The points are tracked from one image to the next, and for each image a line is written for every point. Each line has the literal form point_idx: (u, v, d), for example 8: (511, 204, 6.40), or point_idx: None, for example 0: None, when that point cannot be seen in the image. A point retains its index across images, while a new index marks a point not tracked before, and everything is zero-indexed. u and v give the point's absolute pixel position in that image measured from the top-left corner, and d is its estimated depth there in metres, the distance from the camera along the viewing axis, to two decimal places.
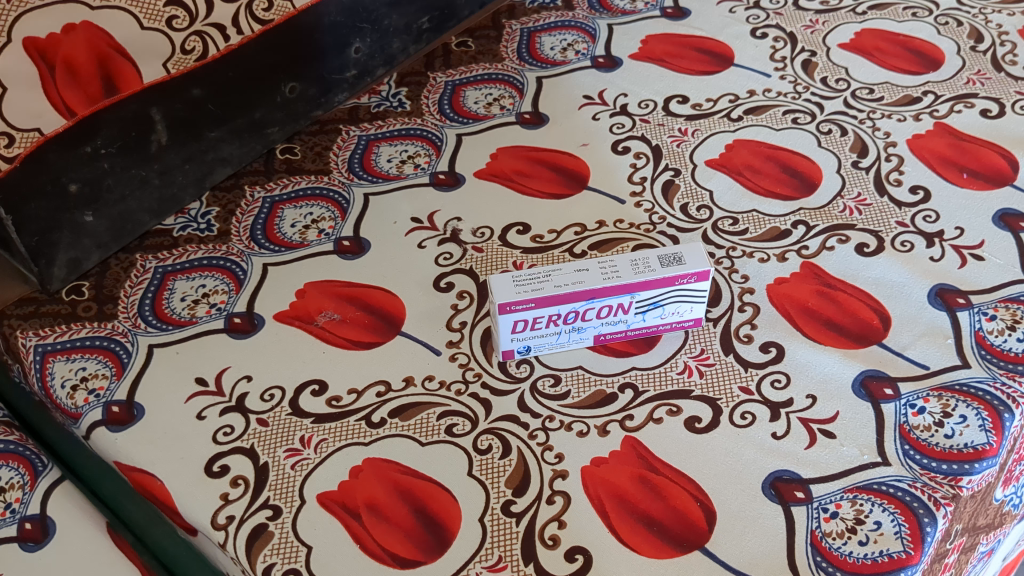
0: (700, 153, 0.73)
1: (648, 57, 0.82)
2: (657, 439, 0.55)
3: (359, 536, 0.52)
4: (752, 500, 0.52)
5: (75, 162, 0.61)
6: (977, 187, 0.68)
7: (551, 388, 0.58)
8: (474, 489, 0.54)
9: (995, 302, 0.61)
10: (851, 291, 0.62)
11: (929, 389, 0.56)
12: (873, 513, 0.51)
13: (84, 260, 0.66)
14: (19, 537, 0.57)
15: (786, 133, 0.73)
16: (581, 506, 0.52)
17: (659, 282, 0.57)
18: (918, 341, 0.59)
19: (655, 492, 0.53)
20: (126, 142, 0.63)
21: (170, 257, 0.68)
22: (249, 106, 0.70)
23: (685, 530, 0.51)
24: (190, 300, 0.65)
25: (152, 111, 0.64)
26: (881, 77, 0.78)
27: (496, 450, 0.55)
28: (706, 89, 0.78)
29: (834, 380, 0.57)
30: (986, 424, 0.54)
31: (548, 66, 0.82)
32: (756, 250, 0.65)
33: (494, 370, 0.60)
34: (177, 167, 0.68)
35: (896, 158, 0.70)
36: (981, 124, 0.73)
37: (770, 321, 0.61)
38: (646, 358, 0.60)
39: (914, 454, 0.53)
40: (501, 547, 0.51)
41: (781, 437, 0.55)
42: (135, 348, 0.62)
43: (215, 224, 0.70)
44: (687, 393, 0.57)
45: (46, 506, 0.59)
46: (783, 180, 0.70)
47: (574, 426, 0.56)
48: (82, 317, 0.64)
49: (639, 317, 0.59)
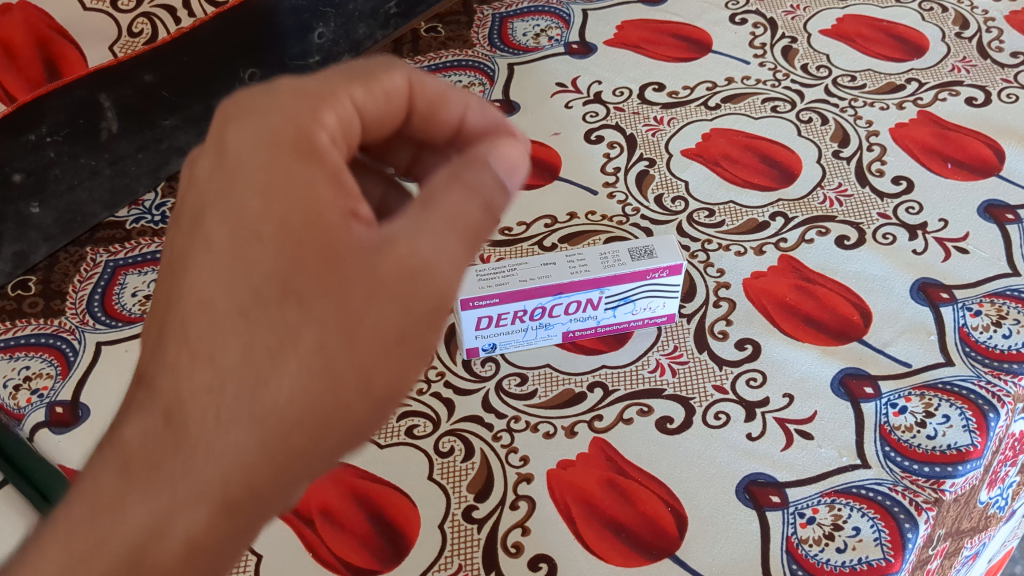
0: (676, 142, 0.70)
1: (623, 43, 0.79)
2: (627, 440, 0.53)
3: (312, 544, 0.49)
4: (726, 504, 0.49)
5: (20, 151, 0.58)
6: (962, 177, 0.65)
7: (517, 388, 0.56)
8: (433, 494, 0.51)
9: (980, 297, 0.58)
10: (831, 285, 0.60)
11: (911, 388, 0.54)
12: (852, 519, 0.48)
13: (31, 254, 0.63)
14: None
15: (765, 121, 0.71)
16: (546, 511, 0.50)
17: (629, 276, 0.54)
18: (899, 337, 0.56)
19: (623, 497, 0.50)
20: (74, 129, 0.60)
21: (122, 250, 0.65)
22: (205, 92, 0.67)
23: (655, 537, 0.49)
24: (141, 295, 0.62)
25: (101, 97, 0.61)
26: (864, 64, 0.75)
27: (458, 453, 0.53)
28: (683, 77, 0.76)
29: (812, 379, 0.55)
30: (971, 424, 0.51)
31: (520, 52, 0.80)
32: (733, 243, 0.63)
33: (458, 367, 0.58)
34: (129, 156, 0.66)
35: (879, 148, 0.68)
36: (967, 112, 0.70)
37: (746, 316, 0.58)
38: (617, 356, 0.57)
39: (894, 456, 0.51)
40: (461, 555, 0.49)
41: (757, 438, 0.52)
42: (82, 346, 0.59)
43: (170, 216, 0.67)
44: (659, 393, 0.55)
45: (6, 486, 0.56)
46: (761, 170, 0.67)
47: (540, 427, 0.54)
48: (27, 314, 0.61)
49: (609, 313, 0.56)
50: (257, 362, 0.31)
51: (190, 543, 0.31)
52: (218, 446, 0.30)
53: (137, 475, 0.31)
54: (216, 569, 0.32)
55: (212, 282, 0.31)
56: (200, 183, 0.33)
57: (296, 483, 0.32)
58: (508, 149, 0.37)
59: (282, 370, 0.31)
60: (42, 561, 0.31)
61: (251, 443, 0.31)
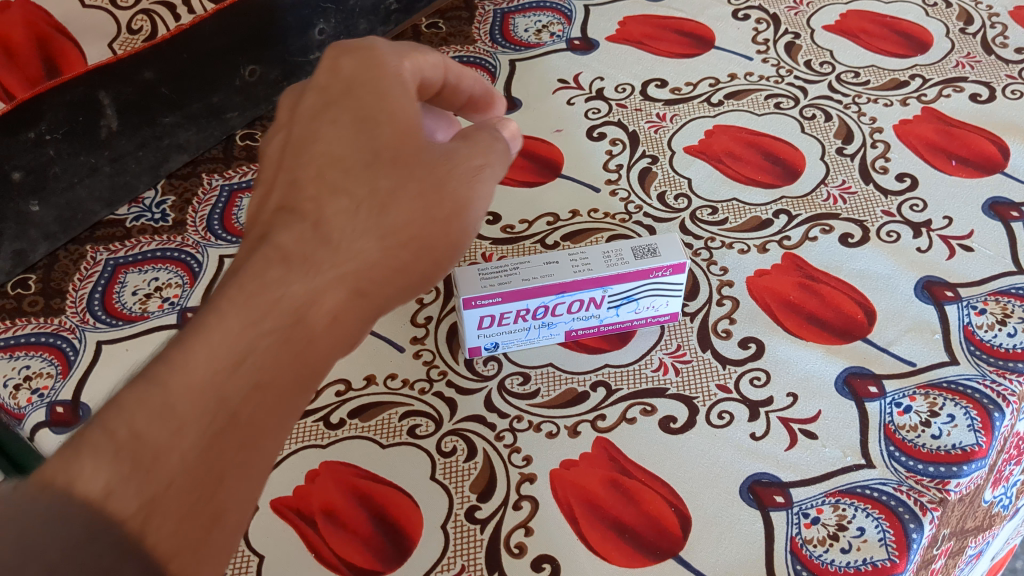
0: (679, 139, 0.70)
1: (626, 39, 0.79)
2: (630, 440, 0.53)
3: (314, 545, 0.49)
4: (730, 504, 0.49)
5: (20, 148, 0.58)
6: (966, 174, 0.65)
7: (520, 387, 0.56)
8: (435, 494, 0.51)
9: (984, 296, 0.58)
10: (835, 284, 0.59)
11: (916, 387, 0.53)
12: (857, 519, 0.48)
13: (31, 252, 0.63)
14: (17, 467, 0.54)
15: (768, 118, 0.71)
16: (549, 511, 0.50)
17: (632, 275, 0.54)
18: (904, 336, 0.56)
19: (627, 497, 0.50)
20: (73, 127, 0.60)
21: (122, 248, 0.65)
22: (205, 90, 0.67)
23: (659, 538, 0.48)
24: (142, 294, 0.62)
25: (100, 94, 0.61)
26: (867, 60, 0.75)
27: (460, 453, 0.53)
28: (686, 73, 0.75)
29: (816, 378, 0.55)
30: (975, 424, 0.51)
31: (522, 48, 0.79)
32: (736, 241, 0.62)
33: (461, 367, 0.57)
34: (129, 154, 0.65)
35: (882, 145, 0.68)
36: (971, 109, 0.70)
37: (749, 315, 0.58)
38: (620, 354, 0.57)
39: (899, 455, 0.50)
40: (464, 556, 0.48)
41: (761, 437, 0.52)
42: (83, 345, 0.59)
43: (170, 214, 0.67)
44: (662, 392, 0.55)
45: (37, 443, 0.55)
46: (765, 167, 0.67)
47: (543, 427, 0.54)
48: (27, 312, 0.61)
49: (612, 312, 0.56)
50: (380, 193, 0.40)
51: (333, 325, 0.37)
52: (366, 249, 0.38)
53: (303, 258, 0.37)
54: (340, 350, 0.38)
55: (346, 142, 0.40)
56: (321, 86, 0.43)
57: (405, 296, 0.41)
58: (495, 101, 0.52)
59: (408, 197, 0.40)
60: (218, 324, 0.34)
61: (376, 251, 0.39)
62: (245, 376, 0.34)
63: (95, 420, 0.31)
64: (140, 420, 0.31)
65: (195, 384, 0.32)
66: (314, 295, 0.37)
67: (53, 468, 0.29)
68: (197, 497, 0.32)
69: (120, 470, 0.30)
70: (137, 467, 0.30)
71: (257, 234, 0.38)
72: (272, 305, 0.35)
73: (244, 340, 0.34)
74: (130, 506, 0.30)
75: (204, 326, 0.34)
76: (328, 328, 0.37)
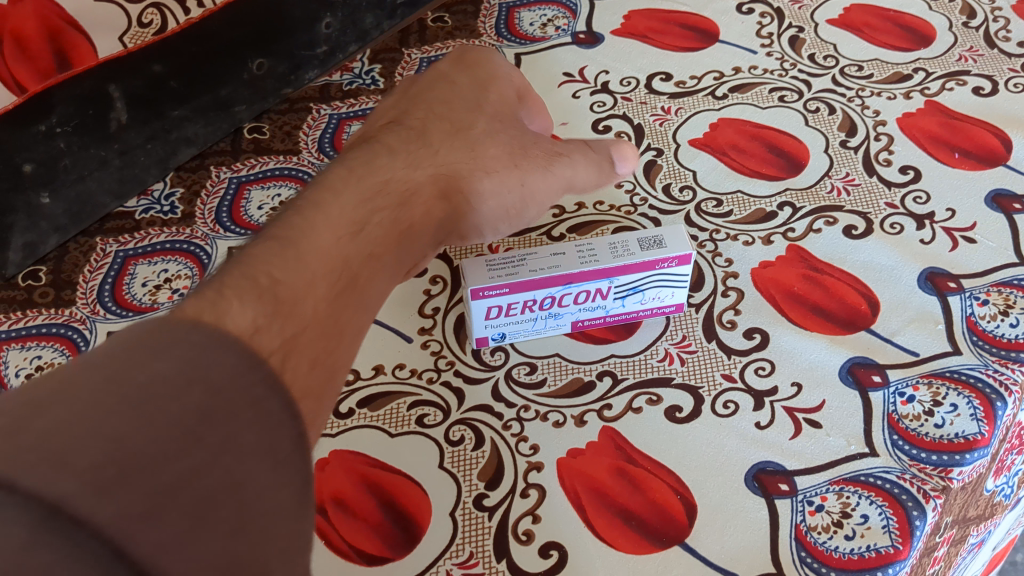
0: (684, 132, 0.70)
1: (630, 33, 0.79)
2: (636, 429, 0.53)
3: (325, 532, 0.49)
4: (735, 493, 0.50)
5: (30, 141, 0.59)
6: (969, 167, 0.65)
7: (527, 377, 0.56)
8: (444, 482, 0.52)
9: (987, 287, 0.58)
10: (839, 275, 0.60)
11: (919, 376, 0.54)
12: (861, 507, 0.49)
13: (41, 244, 0.64)
14: None
15: (772, 111, 0.71)
16: (556, 499, 0.50)
17: (638, 266, 0.54)
18: (907, 327, 0.56)
19: (633, 485, 0.51)
20: (84, 120, 0.61)
21: (131, 241, 0.65)
22: (213, 83, 0.68)
23: (665, 525, 0.49)
24: (152, 285, 0.62)
25: (110, 87, 0.62)
26: (871, 54, 0.75)
27: (468, 442, 0.54)
28: (690, 66, 0.76)
29: (820, 368, 0.55)
30: (978, 413, 0.51)
31: (527, 42, 0.80)
32: (741, 233, 0.63)
33: (468, 358, 0.58)
34: (139, 146, 0.66)
35: (886, 137, 0.68)
36: (974, 102, 0.70)
37: (754, 306, 0.59)
38: (626, 345, 0.58)
39: (902, 444, 0.51)
40: (472, 543, 0.49)
41: (765, 426, 0.53)
42: (94, 335, 0.59)
43: (179, 206, 0.67)
44: (667, 381, 0.55)
45: None
46: (769, 160, 0.67)
47: (550, 417, 0.54)
48: (38, 304, 0.61)
49: (618, 303, 0.57)
50: (454, 139, 0.53)
51: (421, 222, 0.48)
52: (456, 161, 0.52)
53: (409, 154, 0.49)
54: (412, 244, 0.48)
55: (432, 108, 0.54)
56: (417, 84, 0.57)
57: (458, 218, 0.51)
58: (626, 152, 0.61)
59: (492, 142, 0.55)
60: (333, 204, 0.41)
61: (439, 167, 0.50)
62: (369, 231, 0.42)
63: (245, 261, 0.35)
64: (275, 271, 0.35)
65: (333, 240, 0.39)
66: (414, 182, 0.48)
67: (198, 310, 0.30)
68: (331, 327, 0.37)
69: (261, 313, 0.32)
70: (277, 314, 0.33)
71: (365, 140, 0.50)
72: (383, 183, 0.45)
73: (353, 218, 0.41)
74: (272, 344, 0.32)
75: (336, 186, 0.42)
76: (422, 214, 0.49)
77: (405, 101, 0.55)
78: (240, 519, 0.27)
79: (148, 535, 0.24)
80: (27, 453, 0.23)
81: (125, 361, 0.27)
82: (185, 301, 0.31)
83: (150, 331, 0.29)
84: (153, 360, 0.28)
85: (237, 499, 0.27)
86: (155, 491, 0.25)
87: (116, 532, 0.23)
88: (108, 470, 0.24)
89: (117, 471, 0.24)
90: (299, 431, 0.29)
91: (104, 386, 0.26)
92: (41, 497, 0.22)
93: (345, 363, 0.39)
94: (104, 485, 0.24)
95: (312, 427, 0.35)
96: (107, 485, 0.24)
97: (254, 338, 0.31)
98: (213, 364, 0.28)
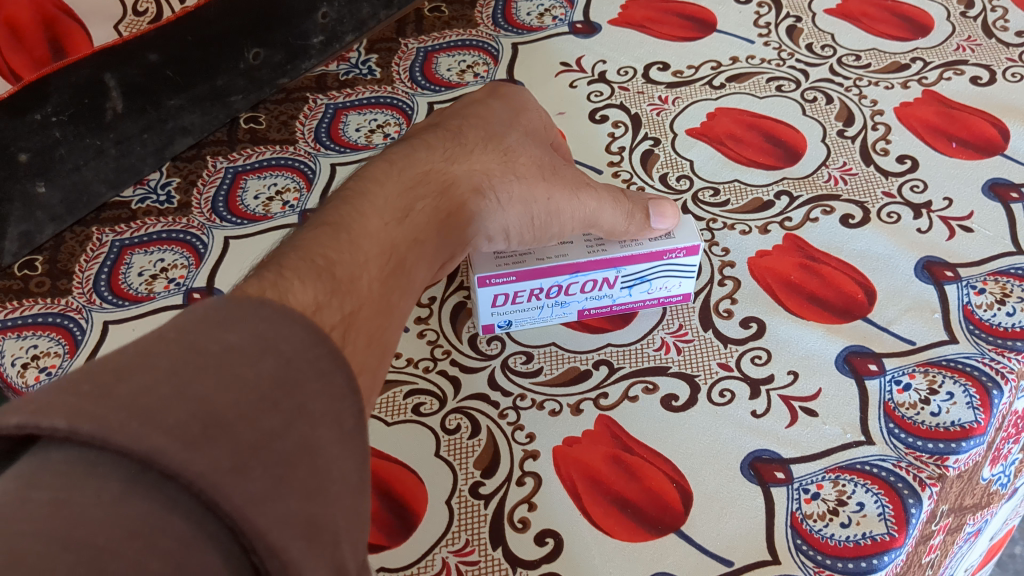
0: (681, 121, 0.70)
1: (628, 23, 0.79)
2: (632, 418, 0.53)
3: None
4: (730, 481, 0.50)
5: (25, 130, 0.59)
6: (967, 156, 0.65)
7: (523, 365, 0.57)
8: (440, 470, 0.52)
9: (984, 276, 0.58)
10: (836, 264, 0.60)
11: (915, 365, 0.54)
12: (857, 495, 0.48)
13: (37, 234, 0.64)
14: None
15: (769, 100, 0.71)
16: (552, 486, 0.50)
17: (646, 256, 0.54)
18: (903, 315, 0.56)
19: (629, 473, 0.51)
20: (80, 110, 0.61)
21: (127, 230, 0.65)
22: (210, 73, 0.68)
23: (661, 513, 0.49)
24: (148, 275, 0.62)
25: (106, 77, 0.62)
26: (868, 43, 0.75)
27: (464, 431, 0.54)
28: (687, 55, 0.76)
29: (816, 356, 0.55)
30: (974, 401, 0.51)
31: (524, 32, 0.80)
32: (738, 222, 0.63)
33: (464, 346, 0.58)
34: (134, 137, 0.66)
35: (883, 127, 0.68)
36: (971, 91, 0.70)
37: (750, 295, 0.59)
38: (623, 334, 0.58)
39: (898, 433, 0.51)
40: (468, 531, 0.49)
41: (762, 415, 0.53)
42: (90, 325, 0.59)
43: (175, 196, 0.67)
44: (664, 369, 0.55)
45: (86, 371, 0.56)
46: (766, 149, 0.67)
47: (546, 405, 0.54)
48: (35, 294, 0.61)
49: (625, 292, 0.57)
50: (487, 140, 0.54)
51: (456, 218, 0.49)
52: (489, 162, 0.53)
53: (442, 156, 0.50)
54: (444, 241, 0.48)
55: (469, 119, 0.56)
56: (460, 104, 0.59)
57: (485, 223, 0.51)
58: (666, 209, 0.55)
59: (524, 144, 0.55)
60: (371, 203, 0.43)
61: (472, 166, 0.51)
62: (410, 219, 0.45)
63: (303, 248, 0.38)
64: (329, 255, 0.38)
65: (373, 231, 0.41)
66: (451, 174, 0.50)
67: (262, 288, 0.33)
68: (381, 308, 0.40)
69: (320, 291, 0.35)
70: (334, 292, 0.36)
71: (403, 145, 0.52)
72: (421, 174, 0.48)
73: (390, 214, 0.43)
74: (333, 317, 0.35)
75: (378, 180, 0.46)
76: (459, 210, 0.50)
77: (441, 117, 0.56)
78: (315, 483, 0.27)
79: (237, 487, 0.24)
80: (118, 410, 0.24)
81: (203, 331, 0.28)
82: (250, 280, 0.34)
83: (224, 304, 0.30)
84: (227, 331, 0.29)
85: (311, 462, 0.27)
86: (239, 447, 0.25)
87: (207, 483, 0.23)
88: (193, 425, 0.24)
89: (201, 427, 0.25)
90: (359, 408, 0.31)
91: (185, 356, 0.27)
92: (130, 452, 0.23)
93: (394, 343, 0.41)
94: (192, 438, 0.24)
95: (367, 399, 0.38)
96: (196, 439, 0.24)
97: (315, 314, 0.34)
98: (285, 336, 0.29)
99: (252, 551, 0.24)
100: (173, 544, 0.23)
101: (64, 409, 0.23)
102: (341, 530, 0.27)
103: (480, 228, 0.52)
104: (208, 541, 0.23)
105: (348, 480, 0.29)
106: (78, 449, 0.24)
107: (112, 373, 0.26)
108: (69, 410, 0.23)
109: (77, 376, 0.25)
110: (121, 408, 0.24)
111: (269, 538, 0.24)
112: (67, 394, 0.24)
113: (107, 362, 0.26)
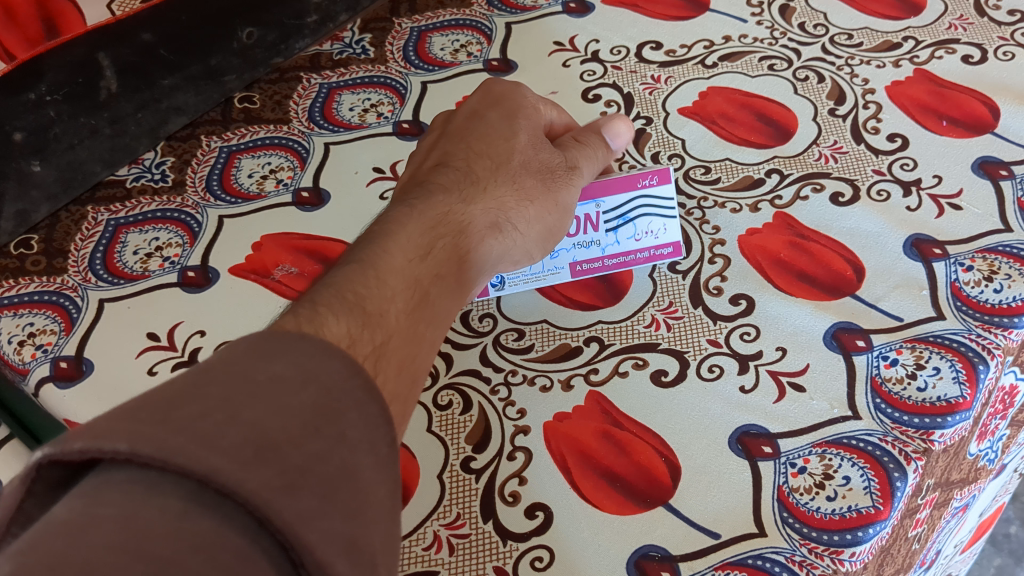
0: (674, 100, 0.71)
1: (621, 3, 0.80)
2: (622, 393, 0.54)
3: None
4: (718, 455, 0.50)
5: (20, 109, 0.59)
6: (957, 134, 0.65)
7: (514, 342, 0.57)
8: (432, 445, 0.53)
9: (973, 253, 0.58)
10: (825, 242, 0.60)
11: (903, 341, 0.54)
12: (842, 469, 0.49)
13: (33, 213, 0.64)
14: (54, 376, 0.55)
15: (761, 80, 0.71)
16: (542, 461, 0.51)
17: (619, 182, 0.58)
18: (892, 292, 0.57)
19: (619, 448, 0.51)
20: (73, 88, 0.61)
21: (123, 209, 0.66)
22: (204, 52, 0.68)
23: (649, 486, 0.49)
24: (143, 253, 0.62)
25: (99, 55, 0.62)
26: (861, 22, 0.75)
27: (456, 406, 0.55)
28: (680, 35, 0.76)
29: (804, 333, 0.56)
30: (960, 376, 0.51)
31: (517, 11, 0.80)
32: (728, 200, 0.63)
33: (457, 324, 0.59)
34: (129, 116, 0.66)
35: (874, 105, 0.68)
36: (963, 70, 0.70)
37: (740, 273, 0.59)
38: (613, 312, 0.58)
39: (885, 407, 0.51)
40: (459, 505, 0.50)
41: (750, 390, 0.53)
42: (85, 303, 0.60)
43: (170, 175, 0.68)
44: (654, 346, 0.56)
45: (82, 348, 0.57)
46: (758, 128, 0.68)
47: (537, 381, 0.55)
48: (30, 272, 0.62)
49: (611, 236, 0.59)
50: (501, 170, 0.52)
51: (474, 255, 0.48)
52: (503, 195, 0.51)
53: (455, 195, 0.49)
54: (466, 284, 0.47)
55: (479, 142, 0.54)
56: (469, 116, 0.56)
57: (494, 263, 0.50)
58: (620, 126, 0.59)
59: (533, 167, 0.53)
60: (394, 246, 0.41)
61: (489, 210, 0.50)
62: (432, 258, 0.43)
63: (330, 281, 0.38)
64: (359, 289, 0.37)
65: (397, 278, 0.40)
66: (469, 215, 0.48)
67: (298, 322, 0.33)
68: (415, 336, 0.39)
69: (352, 324, 0.35)
70: (366, 324, 0.36)
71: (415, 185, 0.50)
72: (437, 216, 0.46)
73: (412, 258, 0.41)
74: (366, 349, 0.35)
75: (398, 222, 0.44)
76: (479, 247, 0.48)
77: (448, 144, 0.54)
78: (357, 507, 0.27)
79: (289, 504, 0.24)
80: (177, 437, 0.24)
81: (245, 362, 0.28)
82: (286, 315, 0.34)
83: (263, 338, 0.30)
84: (271, 362, 0.29)
85: (353, 487, 0.27)
86: (289, 469, 0.25)
87: (261, 499, 0.24)
88: (246, 448, 0.25)
89: (254, 449, 0.25)
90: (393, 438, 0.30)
91: (236, 385, 0.27)
92: (190, 472, 0.23)
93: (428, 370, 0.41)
94: (247, 460, 0.24)
95: (401, 429, 0.37)
96: (250, 460, 0.24)
97: (349, 347, 0.34)
98: (324, 369, 0.30)
99: (302, 568, 0.24)
100: (230, 558, 0.23)
101: (125, 435, 0.24)
102: (379, 550, 0.27)
103: (499, 259, 0.51)
104: (262, 556, 0.24)
105: (385, 501, 0.29)
106: (137, 470, 0.24)
107: (167, 400, 0.26)
108: (130, 435, 0.24)
109: (132, 407, 0.25)
110: (180, 434, 0.24)
111: (318, 553, 0.24)
112: (124, 421, 0.25)
113: (157, 392, 0.26)
